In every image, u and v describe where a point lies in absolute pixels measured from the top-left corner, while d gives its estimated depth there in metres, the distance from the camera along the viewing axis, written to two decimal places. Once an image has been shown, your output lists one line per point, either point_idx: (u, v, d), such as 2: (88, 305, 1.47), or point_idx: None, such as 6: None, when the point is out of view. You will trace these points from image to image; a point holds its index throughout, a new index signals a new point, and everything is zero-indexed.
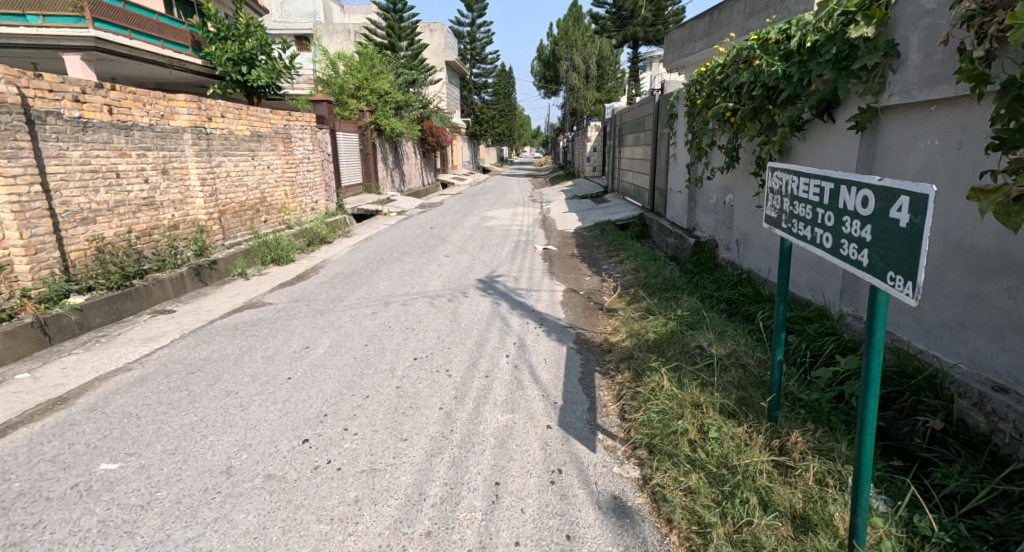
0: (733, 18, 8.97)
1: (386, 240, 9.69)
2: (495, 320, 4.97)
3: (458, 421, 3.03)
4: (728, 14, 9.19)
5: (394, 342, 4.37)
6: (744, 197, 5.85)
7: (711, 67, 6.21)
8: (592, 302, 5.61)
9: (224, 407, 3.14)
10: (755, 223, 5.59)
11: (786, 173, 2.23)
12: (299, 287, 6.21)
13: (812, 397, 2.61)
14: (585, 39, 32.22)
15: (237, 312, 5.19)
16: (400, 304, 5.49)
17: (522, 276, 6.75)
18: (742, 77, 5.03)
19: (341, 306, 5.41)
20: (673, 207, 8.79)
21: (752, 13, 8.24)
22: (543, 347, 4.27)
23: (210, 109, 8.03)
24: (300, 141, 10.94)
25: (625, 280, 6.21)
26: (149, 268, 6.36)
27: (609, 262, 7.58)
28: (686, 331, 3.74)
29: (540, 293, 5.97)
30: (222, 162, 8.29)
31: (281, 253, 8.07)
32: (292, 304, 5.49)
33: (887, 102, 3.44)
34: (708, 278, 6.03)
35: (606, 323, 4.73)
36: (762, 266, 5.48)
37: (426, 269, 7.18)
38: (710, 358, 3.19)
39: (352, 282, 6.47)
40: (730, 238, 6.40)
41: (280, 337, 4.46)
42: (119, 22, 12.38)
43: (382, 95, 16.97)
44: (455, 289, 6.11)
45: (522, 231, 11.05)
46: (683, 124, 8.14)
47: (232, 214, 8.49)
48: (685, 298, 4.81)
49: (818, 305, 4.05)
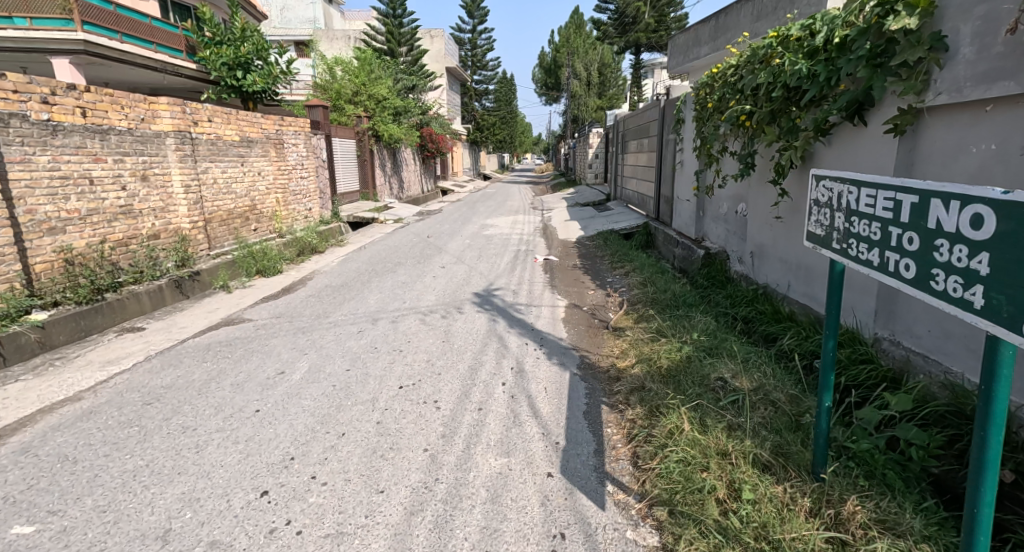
0: (740, 21, 8.61)
1: (379, 250, 9.31)
2: (491, 340, 4.57)
3: (444, 468, 2.63)
4: (734, 16, 8.85)
5: (379, 365, 3.97)
6: (759, 207, 5.47)
7: (722, 68, 5.85)
8: (596, 319, 5.22)
9: (175, 448, 2.73)
10: (771, 234, 5.21)
11: (837, 183, 1.84)
12: (283, 301, 5.82)
13: (865, 447, 2.21)
14: (586, 46, 32.04)
15: (212, 329, 4.80)
16: (389, 321, 5.09)
17: (522, 290, 6.36)
18: (759, 78, 4.66)
19: (326, 323, 5.01)
20: (680, 215, 8.43)
21: (761, 15, 7.89)
22: (543, 372, 3.87)
23: (196, 113, 7.69)
24: (293, 147, 10.59)
25: (631, 295, 5.82)
26: (125, 281, 5.98)
27: (613, 274, 7.20)
28: (704, 358, 3.35)
29: (540, 309, 5.57)
30: (208, 169, 7.92)
31: (267, 264, 7.64)
32: (274, 320, 5.10)
33: (932, 102, 3.05)
34: (721, 293, 5.64)
35: (613, 344, 4.33)
36: (778, 281, 5.10)
37: (420, 282, 6.78)
38: (736, 393, 2.79)
39: (341, 296, 6.08)
40: (743, 250, 6.02)
41: (255, 359, 4.06)
42: (111, 25, 12.08)
43: (381, 101, 16.64)
44: (450, 304, 5.72)
45: (522, 240, 10.67)
46: (691, 130, 7.78)
47: (218, 223, 8.13)
48: (699, 317, 4.42)
49: (848, 328, 3.67)
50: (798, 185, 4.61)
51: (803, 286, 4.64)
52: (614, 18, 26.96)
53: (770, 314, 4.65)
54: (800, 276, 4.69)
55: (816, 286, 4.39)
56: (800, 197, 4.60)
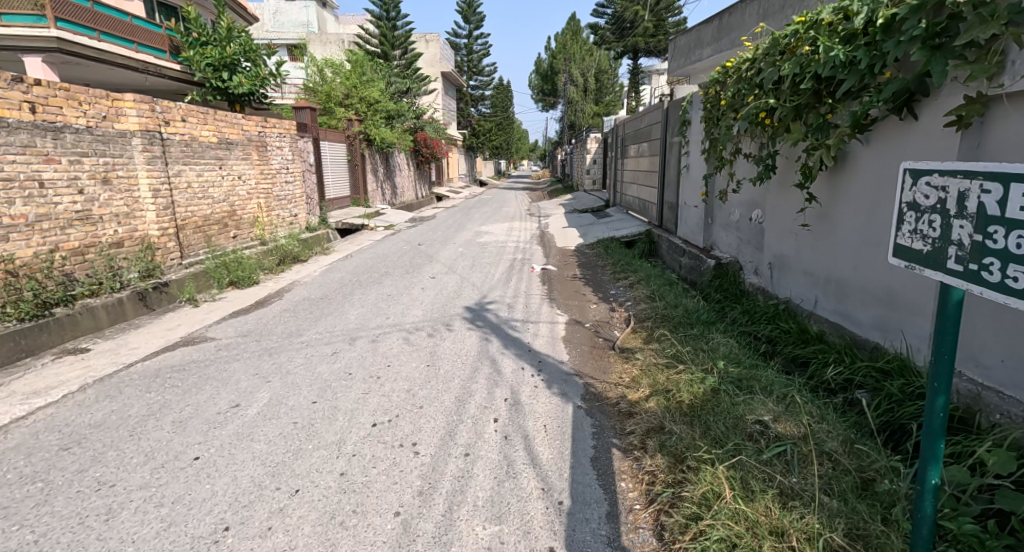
0: (745, 20, 8.14)
1: (366, 259, 8.76)
2: (482, 365, 4.03)
3: (418, 542, 2.11)
4: (738, 16, 8.40)
5: (351, 396, 3.42)
6: (779, 213, 4.98)
7: (737, 63, 5.37)
8: (600, 338, 4.69)
9: (80, 515, 2.20)
10: (793, 244, 4.71)
11: (958, 178, 1.33)
12: (254, 316, 5.27)
13: (970, 530, 1.72)
14: (583, 53, 31.64)
15: (166, 350, 4.24)
16: (369, 340, 4.55)
17: (517, 303, 5.83)
18: (783, 69, 4.18)
19: (298, 343, 4.47)
20: (686, 222, 7.93)
21: (767, 13, 7.44)
22: (542, 406, 3.34)
23: (168, 112, 7.17)
24: (277, 150, 10.06)
25: (638, 309, 5.32)
26: (80, 294, 5.44)
27: (616, 285, 6.70)
28: (733, 392, 2.83)
29: (538, 326, 5.04)
30: (181, 172, 7.39)
31: (242, 274, 7.06)
32: (239, 340, 4.56)
33: (1010, 88, 2.54)
34: (737, 308, 5.15)
35: (621, 370, 3.82)
36: (802, 295, 4.60)
37: (406, 294, 6.24)
38: (782, 440, 2.28)
39: (318, 311, 5.53)
40: (759, 260, 5.53)
41: (208, 387, 3.52)
42: (88, 22, 11.56)
43: (372, 103, 16.11)
44: (438, 319, 5.17)
45: (518, 248, 10.15)
46: (698, 131, 7.32)
47: (192, 229, 7.58)
48: (719, 339, 3.93)
49: (898, 356, 3.21)
50: (827, 190, 4.11)
51: (830, 303, 4.16)
52: (612, 22, 26.57)
53: (797, 334, 4.15)
54: (828, 291, 4.18)
55: (849, 303, 3.89)
56: (830, 204, 4.10)
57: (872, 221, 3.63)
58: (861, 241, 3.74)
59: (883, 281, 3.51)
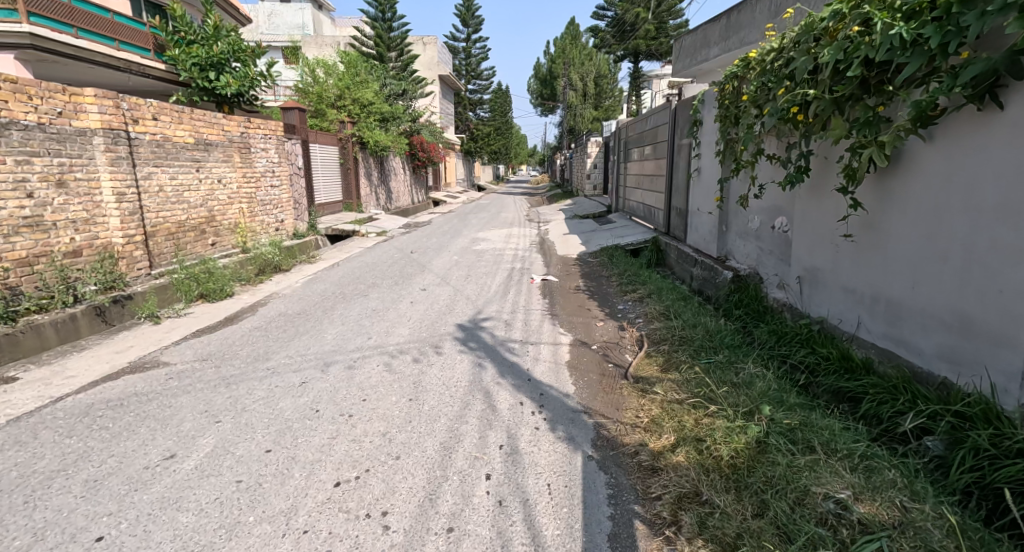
0: (755, 17, 7.60)
1: (354, 268, 8.19)
2: (474, 399, 3.45)
3: None
4: (748, 14, 7.84)
5: (314, 443, 2.83)
6: (810, 221, 4.42)
7: (760, 54, 4.85)
8: (610, 364, 4.11)
9: None
10: (829, 256, 4.15)
11: None
12: (219, 335, 4.68)
13: None
14: (583, 57, 30.98)
15: (108, 380, 3.65)
16: (345, 367, 3.96)
17: (516, 320, 5.25)
18: (824, 55, 3.64)
19: (263, 370, 3.87)
20: (697, 230, 7.38)
21: (780, 10, 6.89)
22: (544, 457, 2.76)
23: (137, 109, 6.63)
24: (261, 152, 9.49)
25: (651, 328, 4.76)
26: (24, 310, 4.84)
27: (624, 299, 6.14)
28: (785, 447, 2.31)
29: (539, 349, 4.45)
30: (151, 174, 6.84)
31: (211, 287, 6.35)
32: (195, 365, 3.97)
33: None
34: (762, 328, 4.59)
35: (638, 408, 3.24)
36: (839, 315, 4.04)
37: (393, 309, 5.66)
38: (872, 532, 1.82)
39: (293, 329, 4.95)
40: (786, 273, 4.96)
41: (143, 431, 2.92)
42: (65, 18, 11.09)
43: (366, 105, 15.55)
44: (426, 340, 4.59)
45: (516, 256, 9.58)
46: (711, 130, 6.78)
47: (165, 237, 7.03)
48: (751, 370, 3.38)
49: (980, 398, 2.64)
50: (877, 195, 3.54)
51: (878, 325, 3.60)
52: (613, 26, 26.10)
53: (837, 362, 3.61)
54: (876, 311, 3.62)
55: (906, 327, 3.33)
56: (879, 211, 3.53)
57: (935, 232, 3.08)
58: (920, 255, 3.19)
59: (952, 303, 2.97)
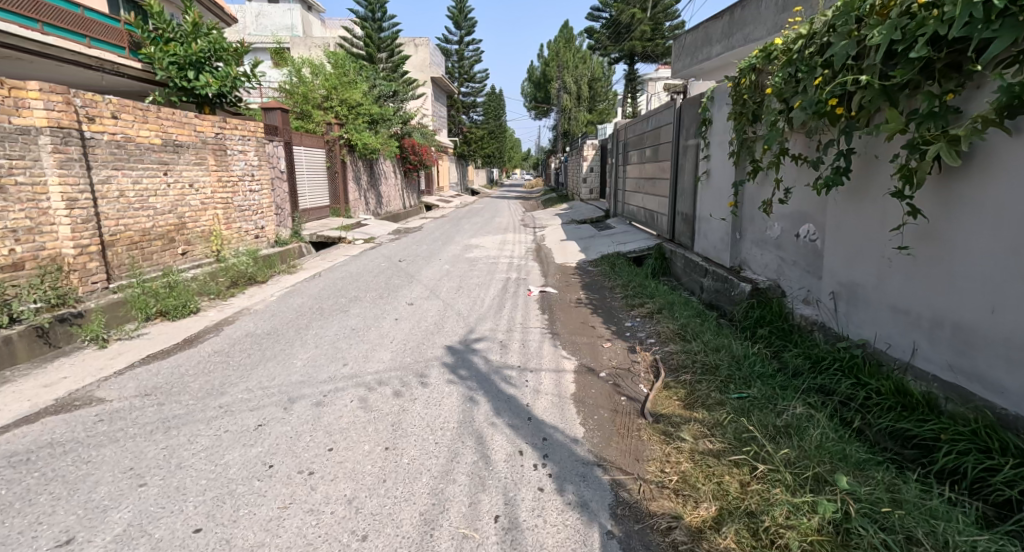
0: (760, 13, 7.09)
1: (338, 278, 7.61)
2: (464, 447, 2.87)
3: None
4: (751, 10, 7.31)
5: (259, 517, 2.24)
6: (845, 229, 3.86)
7: (785, 42, 4.32)
8: (623, 397, 3.52)
9: None
10: (871, 270, 3.59)
11: None
12: (170, 363, 4.06)
13: None
14: (576, 61, 29.89)
15: (23, 424, 3.04)
16: (312, 405, 3.34)
17: (512, 341, 4.67)
18: (874, 34, 3.11)
19: (213, 408, 3.25)
20: (706, 237, 6.82)
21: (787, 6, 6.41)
22: (550, 534, 2.19)
23: (94, 106, 6.05)
24: (239, 154, 8.87)
25: (666, 352, 4.20)
26: None
27: (631, 314, 5.57)
28: (878, 542, 1.87)
29: (539, 378, 3.86)
30: (111, 178, 6.25)
31: (172, 303, 5.69)
32: (134, 403, 3.34)
33: None
34: (793, 351, 4.04)
35: (664, 460, 2.67)
36: (886, 339, 3.48)
37: (375, 329, 5.05)
38: None
39: (259, 354, 4.33)
40: (815, 288, 4.41)
41: (42, 502, 2.31)
42: (30, 13, 10.52)
43: (354, 106, 14.90)
44: (410, 368, 4.00)
45: (511, 264, 9.00)
46: (722, 128, 6.28)
47: (125, 247, 6.42)
48: (797, 411, 2.83)
49: None
50: (941, 201, 2.98)
51: (941, 353, 3.04)
52: (609, 28, 25.72)
53: (892, 397, 3.08)
54: (936, 338, 3.07)
55: (982, 358, 2.79)
56: (942, 220, 2.99)
57: None
58: (1004, 274, 2.64)
59: None
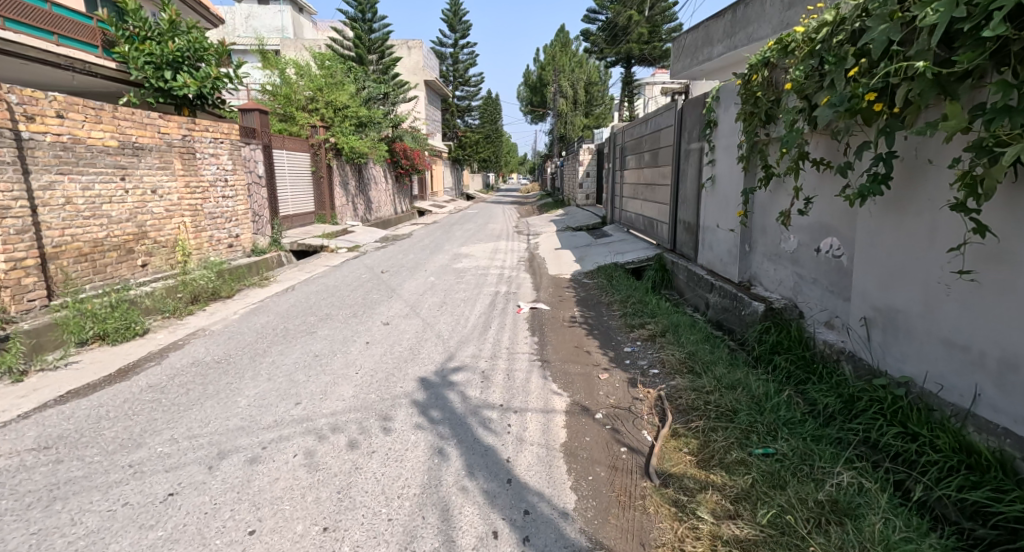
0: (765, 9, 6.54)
1: (311, 292, 7.03)
2: (423, 527, 2.27)
3: None
4: (755, 5, 6.74)
5: None
6: (883, 244, 3.26)
7: (806, 30, 3.75)
8: (623, 449, 2.93)
9: None
10: (917, 295, 2.99)
11: None
12: (90, 403, 3.44)
13: None
14: (572, 64, 29.48)
15: None
16: (243, 463, 2.72)
17: (495, 371, 4.08)
18: (928, 10, 2.53)
19: (120, 469, 2.63)
20: (711, 248, 6.25)
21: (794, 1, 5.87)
22: None
23: (36, 104, 5.47)
24: (210, 158, 8.23)
25: (671, 388, 3.61)
26: None
27: (629, 336, 4.99)
28: None
29: (524, 421, 3.26)
30: (55, 184, 5.67)
31: (116, 324, 5.07)
32: (25, 461, 2.72)
33: None
34: (820, 388, 3.47)
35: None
36: (936, 378, 2.87)
37: (342, 355, 4.45)
38: None
39: (199, 389, 3.71)
40: (841, 311, 3.81)
41: None
42: None
43: (340, 109, 14.28)
44: (372, 408, 3.39)
45: (501, 275, 8.42)
46: (728, 129, 5.74)
47: (72, 259, 5.83)
48: (843, 482, 2.29)
49: None
50: (1018, 218, 2.42)
51: (1016, 403, 2.46)
52: (605, 30, 25.28)
53: (954, 457, 2.52)
54: (1010, 382, 2.48)
55: None
56: (1019, 240, 2.42)
57: None
58: None
59: None
